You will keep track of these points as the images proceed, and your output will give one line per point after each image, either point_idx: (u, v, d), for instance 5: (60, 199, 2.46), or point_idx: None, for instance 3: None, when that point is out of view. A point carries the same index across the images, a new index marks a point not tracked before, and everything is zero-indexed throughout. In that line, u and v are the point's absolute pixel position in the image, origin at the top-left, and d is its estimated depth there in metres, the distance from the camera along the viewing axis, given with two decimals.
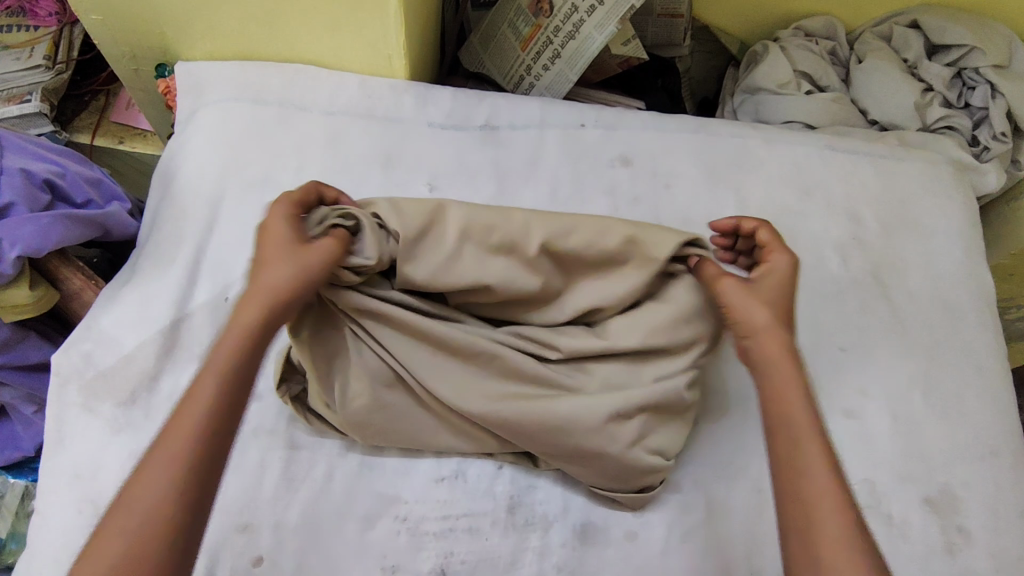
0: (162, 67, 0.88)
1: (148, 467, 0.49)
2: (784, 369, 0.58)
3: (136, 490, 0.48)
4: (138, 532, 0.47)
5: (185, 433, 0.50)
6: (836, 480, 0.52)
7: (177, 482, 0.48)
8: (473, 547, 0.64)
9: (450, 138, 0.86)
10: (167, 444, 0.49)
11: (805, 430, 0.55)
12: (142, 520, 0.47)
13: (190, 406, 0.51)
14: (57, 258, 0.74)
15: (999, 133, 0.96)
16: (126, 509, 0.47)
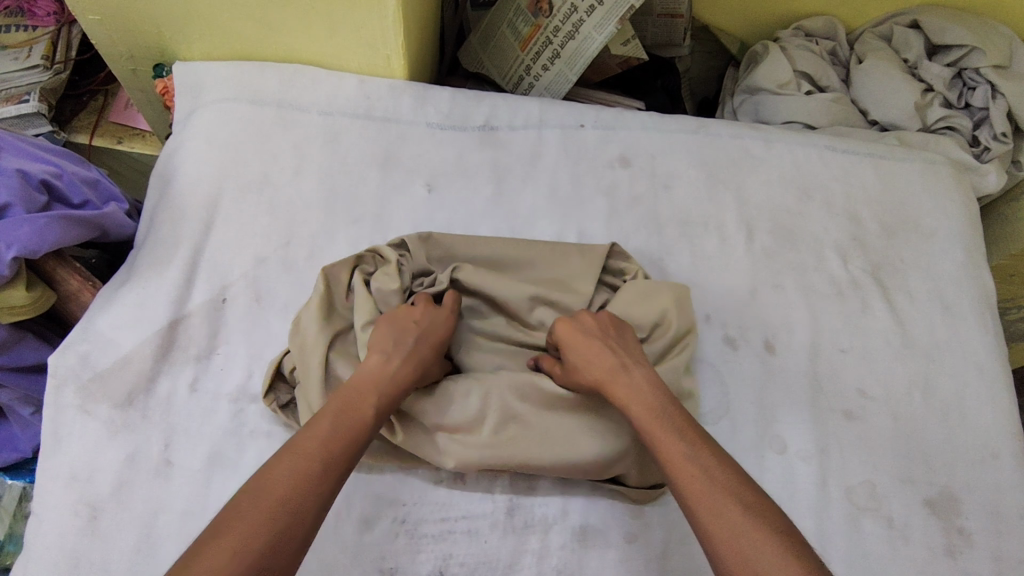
0: (159, 67, 0.88)
1: (292, 464, 0.51)
2: (634, 391, 0.59)
3: (282, 482, 0.49)
4: (277, 513, 0.48)
5: (333, 445, 0.53)
6: (711, 472, 0.52)
7: (323, 490, 0.51)
8: (472, 550, 0.64)
9: (450, 139, 0.85)
10: (315, 441, 0.53)
11: (665, 437, 0.55)
12: (283, 503, 0.48)
13: (337, 421, 0.55)
14: (54, 259, 0.73)
15: (999, 133, 0.95)
16: (258, 495, 0.48)
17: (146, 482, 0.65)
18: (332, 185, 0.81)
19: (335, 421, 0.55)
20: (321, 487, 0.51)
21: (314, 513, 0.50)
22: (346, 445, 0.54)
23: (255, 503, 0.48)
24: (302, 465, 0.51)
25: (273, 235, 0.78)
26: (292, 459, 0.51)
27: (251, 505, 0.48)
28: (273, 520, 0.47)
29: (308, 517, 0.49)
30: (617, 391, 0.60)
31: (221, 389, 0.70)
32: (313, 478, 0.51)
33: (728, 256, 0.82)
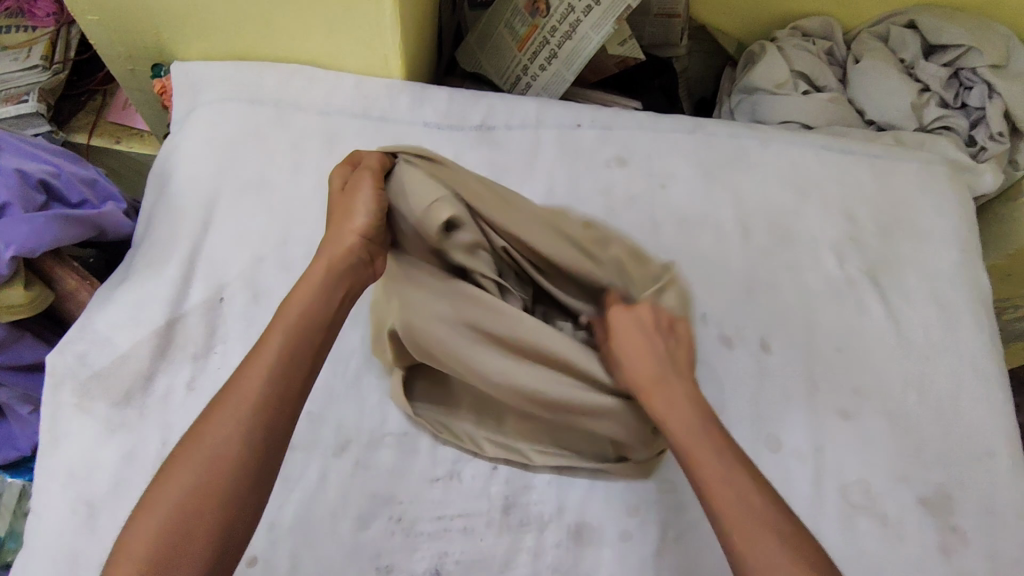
0: (157, 68, 0.88)
1: (216, 418, 0.49)
2: (672, 401, 0.56)
3: (203, 439, 0.48)
4: (198, 482, 0.47)
5: (254, 385, 0.51)
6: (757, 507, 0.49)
7: (253, 426, 0.49)
8: (467, 548, 0.64)
9: (447, 138, 0.86)
10: (229, 400, 0.50)
11: (707, 462, 0.52)
12: (204, 468, 0.47)
13: (259, 362, 0.52)
14: (52, 258, 0.74)
15: (996, 133, 0.96)
16: (181, 464, 0.47)
17: (143, 480, 0.65)
18: (330, 185, 0.81)
19: (256, 362, 0.52)
20: (247, 431, 0.49)
21: (244, 456, 0.48)
22: (270, 383, 0.51)
23: (179, 467, 0.47)
24: (224, 418, 0.49)
25: (271, 235, 0.78)
26: (215, 413, 0.50)
27: (175, 471, 0.47)
28: (197, 477, 0.47)
29: (237, 465, 0.48)
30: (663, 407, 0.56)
31: (218, 387, 0.70)
32: (235, 425, 0.49)
33: (725, 256, 0.83)
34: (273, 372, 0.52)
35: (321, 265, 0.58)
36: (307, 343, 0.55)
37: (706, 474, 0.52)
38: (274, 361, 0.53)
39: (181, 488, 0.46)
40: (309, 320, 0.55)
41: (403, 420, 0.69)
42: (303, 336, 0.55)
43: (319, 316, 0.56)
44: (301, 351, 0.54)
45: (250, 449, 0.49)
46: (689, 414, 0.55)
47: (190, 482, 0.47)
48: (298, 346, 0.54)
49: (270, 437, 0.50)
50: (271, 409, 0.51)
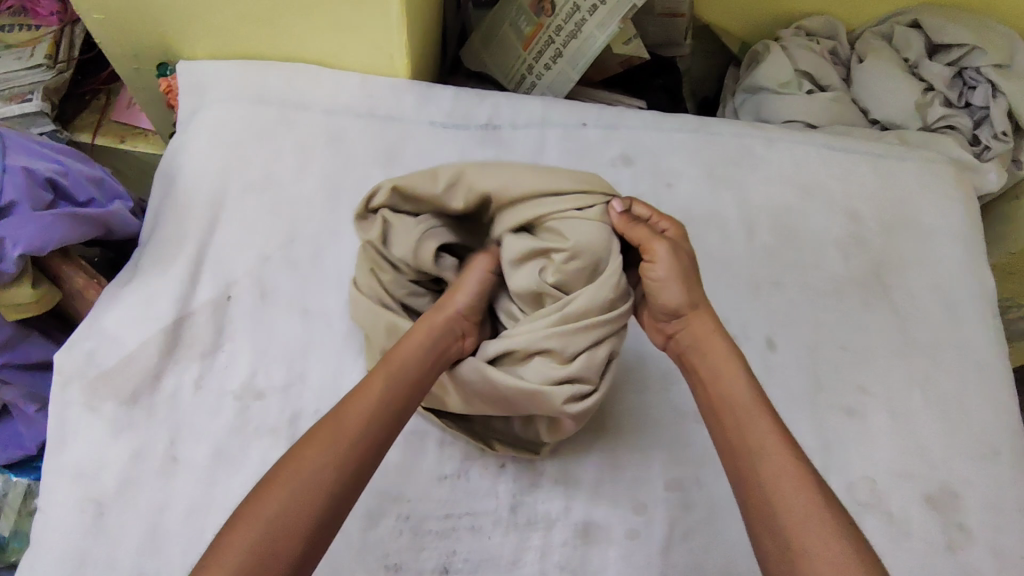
0: (162, 67, 0.89)
1: (313, 449, 0.51)
2: (724, 356, 0.60)
3: (302, 466, 0.50)
4: (291, 509, 0.48)
5: (352, 429, 0.53)
6: (795, 457, 0.53)
7: (345, 471, 0.51)
8: (475, 547, 0.64)
9: (452, 138, 0.86)
10: (325, 438, 0.52)
11: (757, 413, 0.56)
12: (299, 498, 0.49)
13: (359, 406, 0.54)
14: (59, 257, 0.74)
15: (999, 133, 0.96)
16: (278, 487, 0.49)
17: (152, 478, 0.65)
18: (336, 184, 0.82)
19: (354, 406, 0.54)
20: (339, 471, 0.51)
21: (334, 493, 0.50)
22: (365, 430, 0.53)
23: (275, 487, 0.49)
24: (321, 451, 0.51)
25: (277, 234, 0.78)
26: (313, 442, 0.52)
27: (270, 493, 0.49)
28: (292, 503, 0.48)
29: (328, 502, 0.49)
30: (717, 356, 0.60)
31: (225, 386, 0.70)
32: (332, 462, 0.51)
33: (730, 254, 0.83)
34: (368, 418, 0.54)
35: (429, 334, 0.60)
36: (403, 399, 0.57)
37: (756, 421, 0.56)
38: (371, 411, 0.55)
39: (275, 510, 0.48)
40: (408, 384, 0.57)
41: (410, 419, 0.70)
42: (397, 395, 0.56)
43: (415, 382, 0.58)
44: (394, 405, 0.56)
45: (340, 491, 0.50)
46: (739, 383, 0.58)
47: (286, 504, 0.48)
48: (392, 399, 0.56)
49: (356, 483, 0.52)
50: (362, 456, 0.52)
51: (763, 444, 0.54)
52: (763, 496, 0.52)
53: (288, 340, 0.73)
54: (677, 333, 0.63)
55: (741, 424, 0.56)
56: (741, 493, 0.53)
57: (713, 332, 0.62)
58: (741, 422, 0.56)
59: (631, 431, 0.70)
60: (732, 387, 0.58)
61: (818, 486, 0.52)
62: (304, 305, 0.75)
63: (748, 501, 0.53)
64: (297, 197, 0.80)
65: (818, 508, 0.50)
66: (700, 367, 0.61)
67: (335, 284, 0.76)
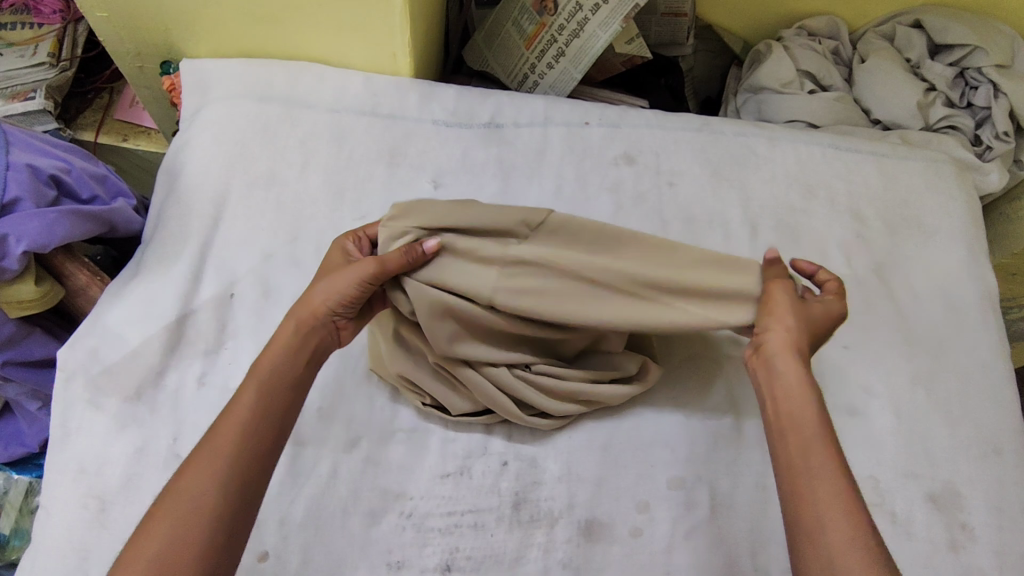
0: (167, 65, 0.89)
1: (189, 476, 0.50)
2: (795, 385, 0.56)
3: (181, 497, 0.49)
4: (174, 532, 0.47)
5: (223, 447, 0.52)
6: (848, 489, 0.50)
7: (222, 480, 0.50)
8: (478, 544, 0.64)
9: (455, 136, 0.86)
10: (199, 460, 0.51)
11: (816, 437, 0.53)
12: (181, 519, 0.48)
13: (227, 425, 0.53)
14: (63, 255, 0.74)
15: (1002, 133, 0.96)
16: (156, 521, 0.48)
17: (155, 475, 0.65)
18: (339, 183, 0.82)
19: (224, 421, 0.53)
20: (219, 486, 0.50)
21: (217, 513, 0.49)
22: (239, 445, 0.52)
23: (156, 521, 0.48)
24: (197, 475, 0.50)
25: (281, 232, 0.78)
26: (186, 469, 0.50)
27: (151, 528, 0.48)
28: (173, 539, 0.47)
29: (214, 523, 0.48)
30: (791, 387, 0.56)
31: (229, 383, 0.70)
32: (213, 481, 0.50)
33: (732, 252, 0.83)
34: (245, 429, 0.53)
35: (288, 328, 0.60)
36: (277, 404, 0.56)
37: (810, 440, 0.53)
38: (241, 426, 0.53)
39: (154, 546, 0.47)
40: (277, 381, 0.57)
41: (413, 416, 0.70)
42: (270, 395, 0.56)
43: (286, 378, 0.58)
44: (269, 411, 0.55)
45: (226, 507, 0.49)
46: (799, 390, 0.56)
47: (164, 539, 0.47)
48: (265, 408, 0.55)
49: (241, 496, 0.51)
50: (242, 470, 0.51)
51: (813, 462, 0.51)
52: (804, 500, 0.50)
53: None
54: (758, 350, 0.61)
55: (789, 431, 0.54)
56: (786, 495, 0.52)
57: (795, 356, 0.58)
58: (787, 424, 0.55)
59: (635, 429, 0.71)
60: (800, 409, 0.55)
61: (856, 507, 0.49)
62: None
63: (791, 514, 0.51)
64: (300, 196, 0.80)
65: (860, 537, 0.47)
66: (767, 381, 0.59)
67: None
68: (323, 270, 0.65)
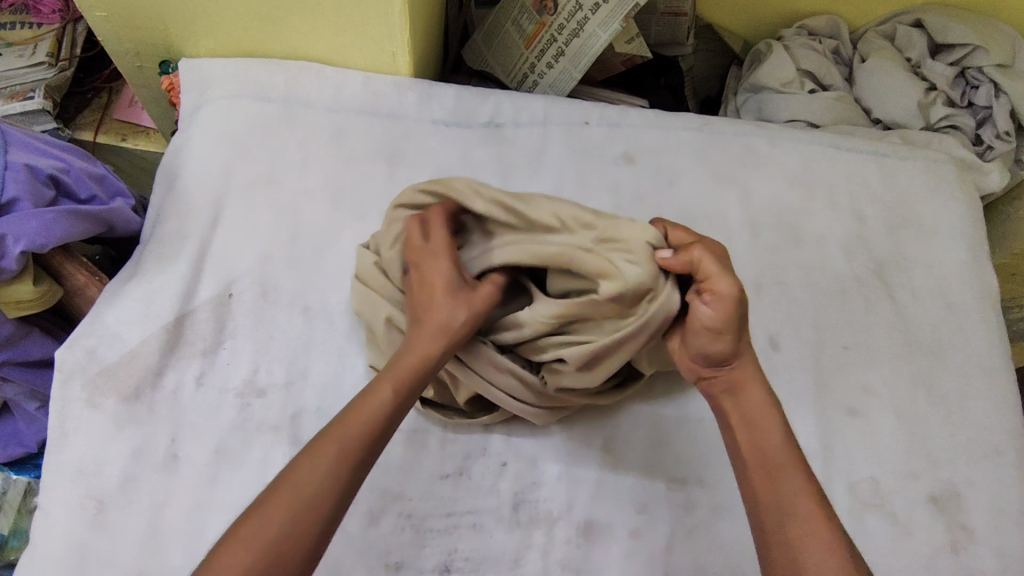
0: (166, 64, 0.88)
1: (314, 461, 0.51)
2: (765, 419, 0.57)
3: (302, 477, 0.50)
4: (299, 509, 0.48)
5: (356, 437, 0.53)
6: (820, 509, 0.52)
7: (347, 471, 0.51)
8: (477, 545, 0.64)
9: (455, 136, 0.86)
10: (335, 439, 0.52)
11: (785, 461, 0.55)
12: (304, 498, 0.49)
13: (362, 414, 0.54)
14: (61, 254, 0.73)
15: (1002, 132, 0.96)
16: (281, 491, 0.49)
17: (153, 476, 0.65)
18: (338, 183, 0.81)
19: (356, 412, 0.54)
20: (341, 475, 0.51)
21: (336, 502, 0.50)
22: (369, 438, 0.53)
23: (277, 496, 0.49)
24: (323, 459, 0.51)
25: (280, 231, 0.78)
26: (317, 452, 0.51)
27: (273, 504, 0.48)
28: (297, 516, 0.48)
29: (328, 510, 0.49)
30: (751, 409, 0.58)
31: (227, 383, 0.70)
32: (334, 470, 0.51)
33: (732, 253, 0.83)
34: (376, 424, 0.54)
35: (425, 336, 0.59)
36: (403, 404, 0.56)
37: (782, 467, 0.54)
38: (378, 417, 0.54)
39: (276, 527, 0.47)
40: (412, 381, 0.57)
41: (411, 417, 0.69)
42: (407, 390, 0.57)
43: (420, 379, 0.58)
44: (399, 410, 0.56)
45: (341, 497, 0.50)
46: (766, 417, 0.57)
47: (289, 523, 0.48)
48: (397, 404, 0.56)
49: (353, 489, 0.52)
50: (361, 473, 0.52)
51: (784, 486, 0.53)
52: (780, 525, 0.52)
53: (291, 341, 0.73)
54: (712, 380, 0.59)
55: (754, 462, 0.56)
56: (760, 520, 0.53)
57: (751, 385, 0.58)
58: (758, 453, 0.56)
59: (635, 429, 0.70)
60: (768, 436, 0.56)
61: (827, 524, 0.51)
62: (306, 303, 0.75)
63: (765, 538, 0.53)
64: (299, 195, 0.80)
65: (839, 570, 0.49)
66: (730, 413, 0.59)
67: (338, 283, 0.76)
68: (442, 288, 0.60)
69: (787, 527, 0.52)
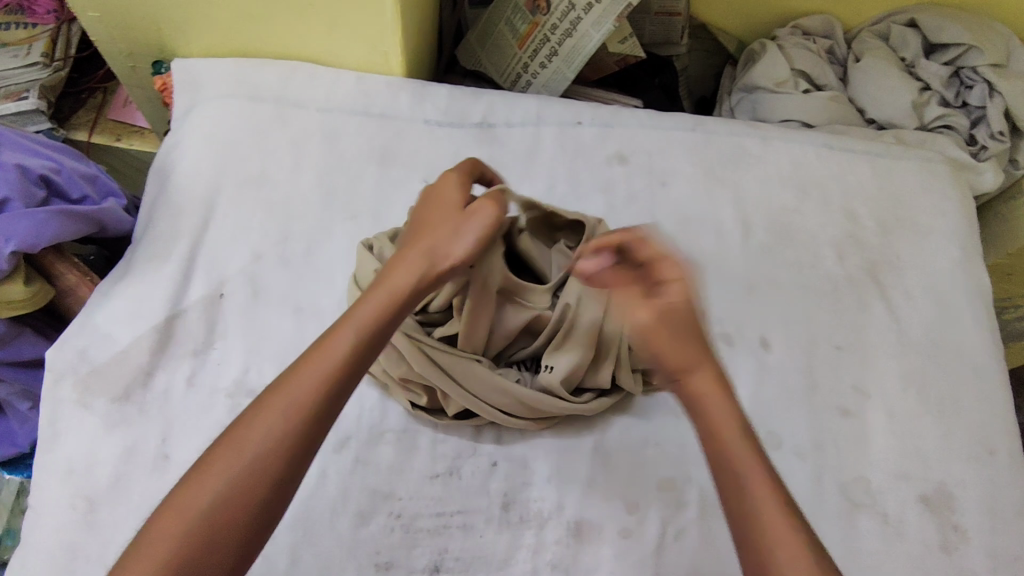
0: (158, 64, 0.88)
1: (256, 424, 0.49)
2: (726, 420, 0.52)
3: (244, 442, 0.48)
4: (239, 475, 0.47)
5: (304, 397, 0.50)
6: (788, 511, 0.48)
7: (290, 434, 0.49)
8: (467, 544, 0.64)
9: (447, 135, 0.86)
10: (275, 404, 0.49)
11: (749, 461, 0.50)
12: (247, 464, 0.47)
13: (310, 370, 0.51)
14: (53, 254, 0.74)
15: (996, 132, 0.96)
16: (224, 455, 0.48)
17: (143, 475, 0.65)
18: (329, 183, 0.81)
19: (297, 374, 0.51)
20: (285, 438, 0.48)
21: (278, 466, 0.48)
22: (319, 395, 0.50)
23: (216, 460, 0.48)
24: (269, 421, 0.49)
25: (272, 231, 0.78)
26: (256, 418, 0.49)
27: (211, 470, 0.47)
28: (234, 484, 0.47)
29: (273, 475, 0.48)
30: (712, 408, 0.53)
31: (218, 383, 0.70)
32: (274, 434, 0.48)
33: (724, 253, 0.83)
34: (323, 380, 0.51)
35: (402, 273, 0.56)
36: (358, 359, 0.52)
37: (747, 466, 0.50)
38: (325, 374, 0.51)
39: (210, 496, 0.46)
40: (372, 330, 0.54)
41: (402, 417, 0.69)
42: (364, 340, 0.53)
43: (380, 329, 0.54)
44: (355, 363, 0.52)
45: (287, 459, 0.48)
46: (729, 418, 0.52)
47: (225, 490, 0.46)
48: (353, 359, 0.52)
49: (306, 450, 0.49)
50: (305, 439, 0.49)
51: (751, 487, 0.49)
52: (749, 526, 0.48)
53: (283, 340, 0.73)
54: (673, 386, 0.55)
55: (722, 461, 0.51)
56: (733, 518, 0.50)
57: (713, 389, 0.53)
58: (721, 454, 0.51)
59: (626, 429, 0.70)
60: (732, 435, 0.51)
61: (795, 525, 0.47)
62: (297, 303, 0.75)
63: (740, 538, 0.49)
64: (290, 195, 0.80)
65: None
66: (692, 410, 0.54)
67: (330, 283, 0.76)
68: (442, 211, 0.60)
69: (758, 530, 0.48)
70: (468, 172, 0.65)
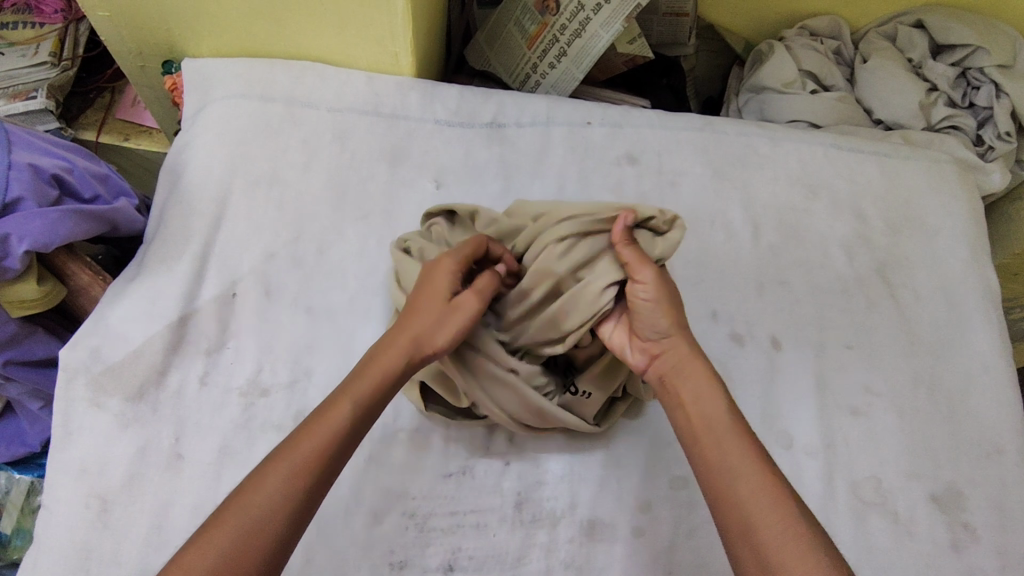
0: (168, 64, 0.88)
1: (263, 484, 0.50)
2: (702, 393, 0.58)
3: (250, 503, 0.49)
4: (246, 535, 0.48)
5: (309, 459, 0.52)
6: (776, 486, 0.51)
7: (294, 495, 0.50)
8: (480, 543, 0.64)
9: (457, 135, 0.86)
10: (283, 464, 0.51)
11: (730, 438, 0.54)
12: (251, 525, 0.48)
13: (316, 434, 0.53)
14: (64, 254, 0.74)
15: (1004, 133, 0.96)
16: (229, 516, 0.48)
17: (156, 474, 0.65)
18: (340, 182, 0.82)
19: (298, 446, 0.52)
20: (292, 500, 0.50)
21: (280, 529, 0.49)
22: (323, 460, 0.52)
23: (223, 523, 0.48)
24: (278, 481, 0.50)
25: (283, 231, 0.78)
26: (262, 478, 0.50)
27: (215, 532, 0.47)
28: (241, 541, 0.47)
29: (275, 537, 0.49)
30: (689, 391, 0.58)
31: (231, 382, 0.70)
32: (279, 495, 0.50)
33: (734, 253, 0.83)
34: (328, 446, 0.53)
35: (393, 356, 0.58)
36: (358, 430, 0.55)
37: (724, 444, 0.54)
38: (327, 441, 0.53)
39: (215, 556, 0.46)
40: (367, 405, 0.56)
41: (415, 417, 0.69)
42: (359, 414, 0.55)
43: (374, 405, 0.57)
44: (356, 433, 0.55)
45: (289, 523, 0.49)
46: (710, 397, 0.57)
47: (227, 550, 0.47)
48: (354, 429, 0.55)
49: (304, 515, 0.51)
50: (303, 509, 0.50)
51: (735, 468, 0.52)
52: (739, 509, 0.51)
53: (295, 340, 0.73)
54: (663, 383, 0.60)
55: (701, 449, 0.55)
56: (720, 508, 0.52)
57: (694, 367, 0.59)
58: (701, 439, 0.55)
59: (638, 429, 0.71)
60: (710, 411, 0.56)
61: (786, 499, 0.50)
62: (309, 303, 0.75)
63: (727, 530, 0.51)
64: (301, 195, 0.80)
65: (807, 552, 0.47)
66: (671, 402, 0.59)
67: (341, 282, 0.77)
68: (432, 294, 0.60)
69: (744, 512, 0.50)
70: (470, 253, 0.63)
